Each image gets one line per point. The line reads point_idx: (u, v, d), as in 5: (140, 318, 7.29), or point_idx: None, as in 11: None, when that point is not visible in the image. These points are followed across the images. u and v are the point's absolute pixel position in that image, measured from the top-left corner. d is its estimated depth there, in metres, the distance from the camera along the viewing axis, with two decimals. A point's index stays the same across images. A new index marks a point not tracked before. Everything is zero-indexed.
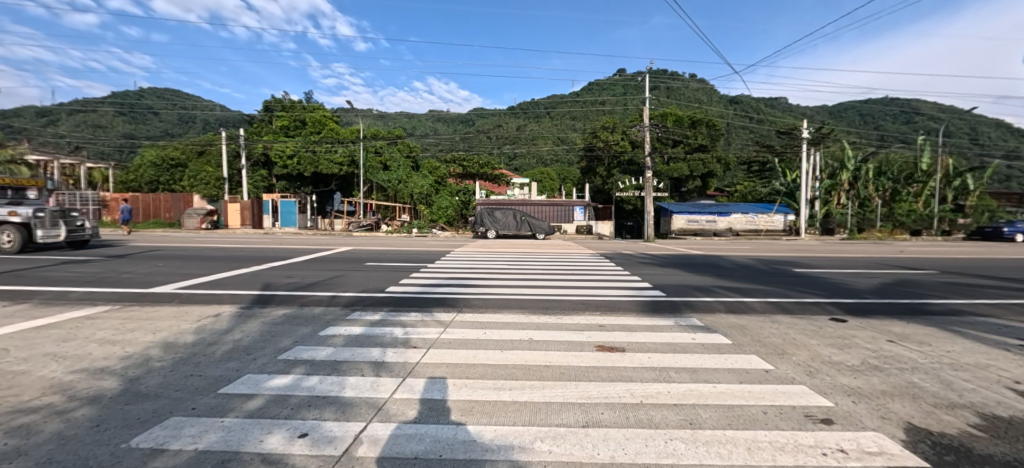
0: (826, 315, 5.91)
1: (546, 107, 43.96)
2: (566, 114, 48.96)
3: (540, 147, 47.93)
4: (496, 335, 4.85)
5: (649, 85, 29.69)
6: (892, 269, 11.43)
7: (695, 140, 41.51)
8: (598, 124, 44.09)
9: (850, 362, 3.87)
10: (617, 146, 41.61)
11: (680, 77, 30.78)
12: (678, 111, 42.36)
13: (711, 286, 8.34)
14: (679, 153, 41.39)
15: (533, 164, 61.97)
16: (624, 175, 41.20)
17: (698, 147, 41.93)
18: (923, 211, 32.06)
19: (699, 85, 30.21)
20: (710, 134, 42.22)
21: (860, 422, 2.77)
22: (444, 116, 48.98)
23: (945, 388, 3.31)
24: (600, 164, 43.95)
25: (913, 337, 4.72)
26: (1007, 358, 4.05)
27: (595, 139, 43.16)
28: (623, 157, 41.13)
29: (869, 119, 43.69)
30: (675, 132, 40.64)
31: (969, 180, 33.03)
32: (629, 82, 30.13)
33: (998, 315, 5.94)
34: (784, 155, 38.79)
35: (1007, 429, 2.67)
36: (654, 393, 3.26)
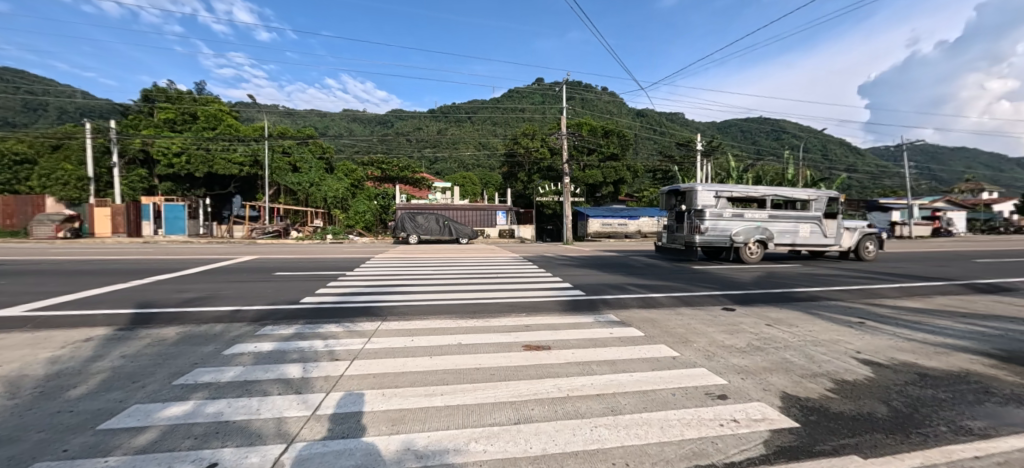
0: (719, 305, 6.77)
1: (468, 111, 43.75)
2: (488, 119, 49.62)
3: (463, 152, 47.57)
4: (425, 342, 4.75)
5: (566, 95, 31.19)
6: (768, 263, 13.40)
7: (607, 149, 44.74)
8: (519, 130, 45.37)
9: (738, 345, 4.48)
10: (537, 153, 43.10)
11: (593, 89, 32.86)
12: (593, 121, 45.54)
13: (626, 283, 9.07)
14: (593, 160, 44.31)
15: (455, 168, 61.79)
16: (543, 181, 42.38)
17: (610, 156, 45.24)
18: None
19: (610, 98, 32.80)
20: (620, 143, 45.65)
21: (748, 394, 3.24)
22: (361, 116, 46.48)
23: (809, 360, 3.99)
24: (521, 169, 44.87)
25: (785, 320, 5.63)
26: (851, 333, 5.02)
27: (516, 146, 44.36)
28: (542, 163, 42.69)
29: (747, 135, 50.80)
30: (590, 141, 43.30)
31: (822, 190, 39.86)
32: (546, 91, 31.36)
33: (844, 299, 7.34)
34: (683, 165, 43.47)
35: (853, 390, 3.32)
36: (579, 386, 3.47)
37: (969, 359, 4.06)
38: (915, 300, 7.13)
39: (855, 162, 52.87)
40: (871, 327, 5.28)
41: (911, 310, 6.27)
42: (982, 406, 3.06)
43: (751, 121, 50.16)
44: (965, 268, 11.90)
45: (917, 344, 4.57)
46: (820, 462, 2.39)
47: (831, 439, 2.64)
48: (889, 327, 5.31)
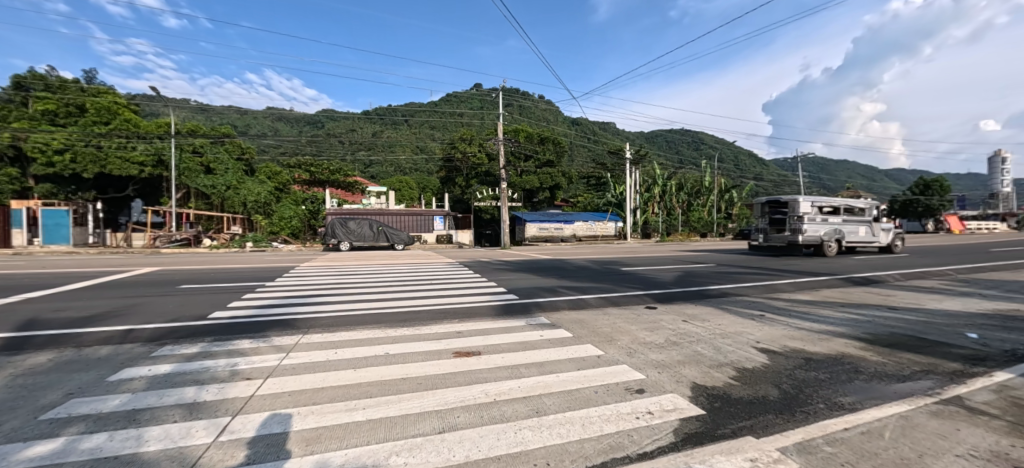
0: (642, 304, 7.22)
1: (403, 114, 42.81)
2: (425, 123, 48.94)
3: (399, 156, 46.33)
4: (349, 354, 4.52)
5: (503, 101, 31.76)
6: (687, 264, 14.57)
7: (543, 155, 45.99)
8: (456, 135, 45.28)
9: (657, 341, 4.80)
10: (475, 158, 43.15)
11: (531, 97, 33.80)
12: (529, 128, 46.87)
13: (558, 286, 9.38)
14: (530, 167, 45.31)
15: (391, 172, 60.14)
16: (482, 186, 42.55)
17: (546, 162, 46.58)
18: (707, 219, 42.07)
19: (546, 106, 33.89)
20: (556, 150, 48.04)
21: (663, 387, 3.48)
22: (287, 116, 43.57)
23: (717, 352, 4.38)
24: (459, 174, 44.67)
25: (699, 316, 6.15)
26: (753, 324, 5.61)
27: (453, 150, 44.05)
28: (480, 169, 42.85)
29: (670, 145, 55.30)
30: (526, 148, 44.38)
31: (733, 196, 44.32)
32: (484, 96, 31.67)
33: (749, 294, 8.20)
34: (614, 172, 46.16)
35: (751, 377, 3.70)
36: (506, 390, 3.50)
37: (844, 342, 4.71)
38: (805, 293, 8.14)
39: (760, 172, 59.63)
40: (769, 319, 5.93)
41: (801, 302, 7.15)
42: (850, 383, 3.55)
43: (674, 132, 54.64)
44: (843, 264, 13.86)
45: (804, 331, 5.22)
46: (722, 444, 2.61)
47: (732, 423, 2.90)
48: (783, 317, 6.00)
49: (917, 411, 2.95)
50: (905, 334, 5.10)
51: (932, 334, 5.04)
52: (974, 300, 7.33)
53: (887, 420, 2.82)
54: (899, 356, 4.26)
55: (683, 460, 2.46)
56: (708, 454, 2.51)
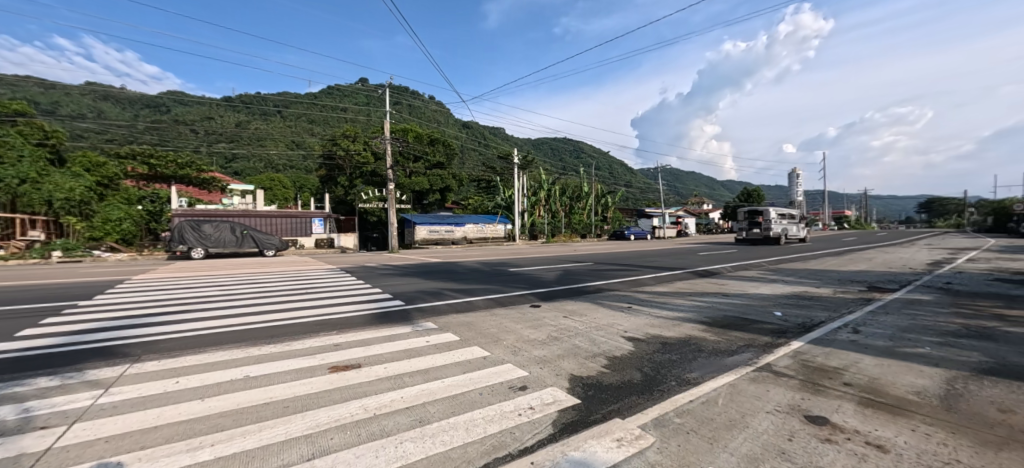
0: (527, 303, 7.59)
1: (275, 104, 38.11)
2: (302, 115, 44.32)
3: (268, 149, 40.95)
4: (197, 382, 3.81)
5: (390, 99, 30.43)
6: (567, 263, 15.81)
7: (433, 157, 45.31)
8: (337, 131, 41.63)
9: (540, 338, 5.06)
10: (359, 157, 40.25)
11: (420, 98, 33.05)
12: (418, 129, 45.42)
13: (446, 289, 9.32)
14: (419, 167, 43.80)
15: (259, 168, 53.08)
16: (367, 187, 39.96)
17: (436, 164, 46.07)
18: (586, 221, 46.28)
19: (437, 107, 33.51)
20: (446, 153, 47.41)
21: (543, 381, 3.67)
22: (111, 95, 35.25)
23: (591, 343, 4.81)
24: (342, 173, 41.45)
25: (577, 311, 6.69)
26: (621, 316, 6.30)
27: (335, 147, 40.38)
28: (365, 168, 40.17)
29: (555, 153, 59.66)
30: (415, 149, 42.92)
31: (608, 201, 49.38)
32: (370, 92, 29.85)
33: (619, 288, 9.23)
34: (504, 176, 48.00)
35: (619, 364, 4.12)
36: (388, 402, 3.32)
37: (690, 326, 5.58)
38: (662, 286, 9.47)
39: (630, 181, 68.11)
40: (634, 310, 6.74)
41: (659, 294, 8.30)
42: (694, 360, 4.21)
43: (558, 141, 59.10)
44: (687, 259, 16.59)
45: (662, 319, 6.04)
46: (594, 429, 2.84)
47: (603, 406, 3.18)
48: (644, 308, 6.89)
49: (740, 378, 3.62)
50: (733, 315, 6.28)
51: (750, 314, 6.30)
52: (775, 285, 9.46)
53: (719, 388, 3.40)
54: (728, 334, 5.22)
55: (560, 449, 2.61)
56: (582, 440, 2.71)
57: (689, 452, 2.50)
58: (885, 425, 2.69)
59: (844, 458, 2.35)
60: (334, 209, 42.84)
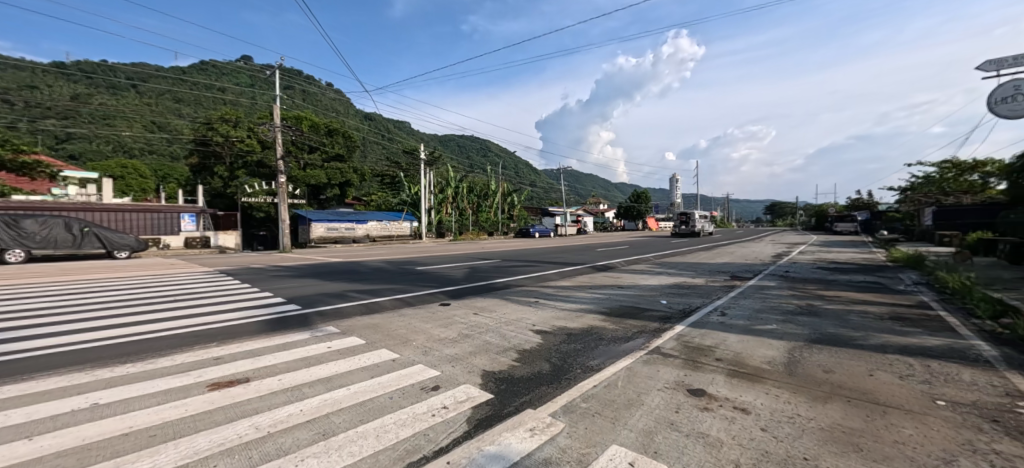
0: (437, 301, 7.44)
1: (127, 76, 31.39)
2: (166, 92, 37.29)
3: (117, 130, 33.51)
4: (14, 418, 2.93)
5: (280, 82, 27.23)
6: (475, 260, 15.89)
7: (331, 148, 40.75)
8: (213, 114, 35.68)
9: (451, 336, 4.99)
10: (241, 144, 35.00)
11: (316, 84, 30.14)
12: (314, 117, 41.00)
13: (348, 290, 8.66)
14: (315, 160, 39.71)
15: (104, 151, 43.27)
16: (252, 179, 35.21)
17: (335, 156, 41.80)
18: (493, 219, 46.97)
19: (335, 96, 31.03)
20: (346, 145, 42.76)
21: (457, 379, 3.62)
22: None
23: (502, 338, 4.89)
24: (219, 162, 35.73)
25: (487, 307, 6.76)
26: (529, 310, 6.55)
27: (209, 132, 34.84)
28: (250, 158, 35.07)
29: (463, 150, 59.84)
30: (311, 138, 38.39)
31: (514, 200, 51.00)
32: (255, 73, 26.33)
33: (527, 284, 9.60)
34: (409, 172, 46.94)
35: (528, 356, 4.26)
36: (285, 417, 2.95)
37: (591, 317, 6.02)
38: (565, 280, 10.07)
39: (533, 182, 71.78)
40: (540, 304, 7.06)
41: (564, 288, 8.80)
42: (596, 348, 4.54)
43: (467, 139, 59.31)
44: (586, 255, 17.93)
45: (566, 312, 6.41)
46: (508, 422, 2.88)
47: (516, 399, 3.24)
48: (550, 302, 7.24)
49: (635, 361, 4.01)
50: (627, 305, 6.94)
51: (640, 303, 7.03)
52: (659, 277, 10.73)
53: (619, 372, 3.71)
54: (623, 322, 5.76)
55: (476, 445, 2.59)
56: (497, 434, 2.72)
57: (595, 433, 2.68)
58: (745, 391, 3.22)
59: (718, 422, 2.75)
60: (208, 203, 36.84)
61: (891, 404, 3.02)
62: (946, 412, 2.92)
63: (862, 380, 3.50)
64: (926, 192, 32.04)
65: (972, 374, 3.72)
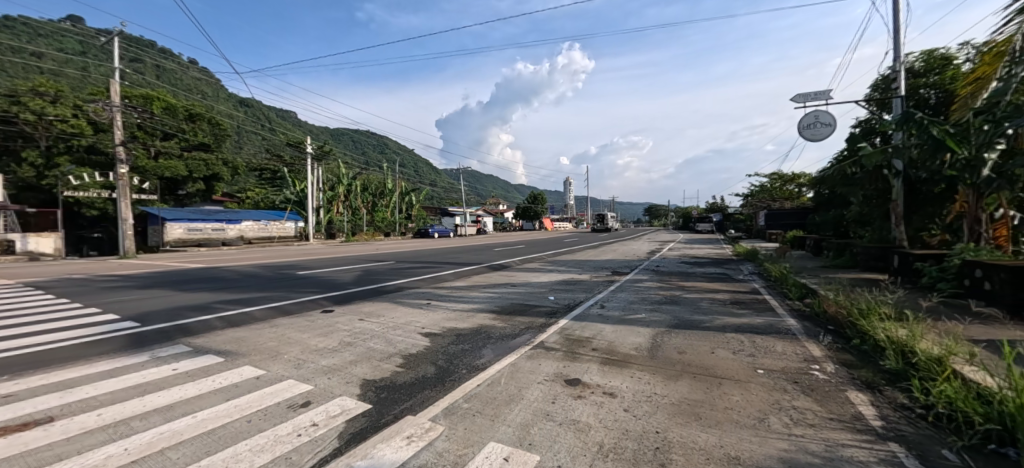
0: (318, 308, 6.83)
1: None
2: None
3: None
4: None
5: (123, 52, 22.64)
6: (367, 262, 15.01)
7: (193, 136, 34.86)
8: (22, 84, 28.01)
9: (330, 345, 4.60)
10: (64, 125, 28.01)
11: (176, 60, 25.84)
12: (170, 97, 34.38)
13: (208, 301, 7.46)
14: (171, 147, 33.00)
15: None
16: (81, 168, 28.52)
17: (199, 146, 35.50)
18: (391, 219, 45.67)
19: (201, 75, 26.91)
20: (213, 132, 37.13)
21: (331, 392, 3.33)
22: None
23: (388, 344, 4.67)
24: (31, 146, 27.81)
25: (374, 312, 6.42)
26: (420, 313, 6.39)
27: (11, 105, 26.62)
28: (78, 142, 28.52)
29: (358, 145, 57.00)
30: (167, 123, 32.17)
31: (412, 199, 50.48)
32: (86, 38, 21.52)
33: (420, 285, 9.37)
34: (292, 167, 43.50)
35: (414, 360, 4.13)
36: (97, 462, 2.38)
37: (482, 316, 6.10)
38: (460, 280, 10.06)
39: (432, 181, 71.84)
40: (432, 305, 6.94)
41: (458, 288, 8.78)
42: (483, 347, 4.59)
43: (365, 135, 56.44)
44: (483, 255, 18.16)
45: (458, 312, 6.41)
46: (384, 432, 2.72)
47: (395, 406, 3.09)
48: (443, 303, 7.16)
49: (519, 357, 4.13)
50: (518, 302, 7.19)
51: (530, 300, 7.37)
52: (550, 274, 11.40)
53: (503, 369, 3.78)
54: (512, 319, 5.94)
55: (346, 462, 2.39)
56: (369, 447, 2.54)
57: (474, 433, 2.67)
58: (615, 376, 3.53)
59: (588, 407, 2.95)
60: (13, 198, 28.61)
61: (725, 375, 3.58)
62: (764, 378, 3.56)
63: (706, 357, 4.09)
64: (759, 198, 39.47)
65: (783, 345, 4.61)
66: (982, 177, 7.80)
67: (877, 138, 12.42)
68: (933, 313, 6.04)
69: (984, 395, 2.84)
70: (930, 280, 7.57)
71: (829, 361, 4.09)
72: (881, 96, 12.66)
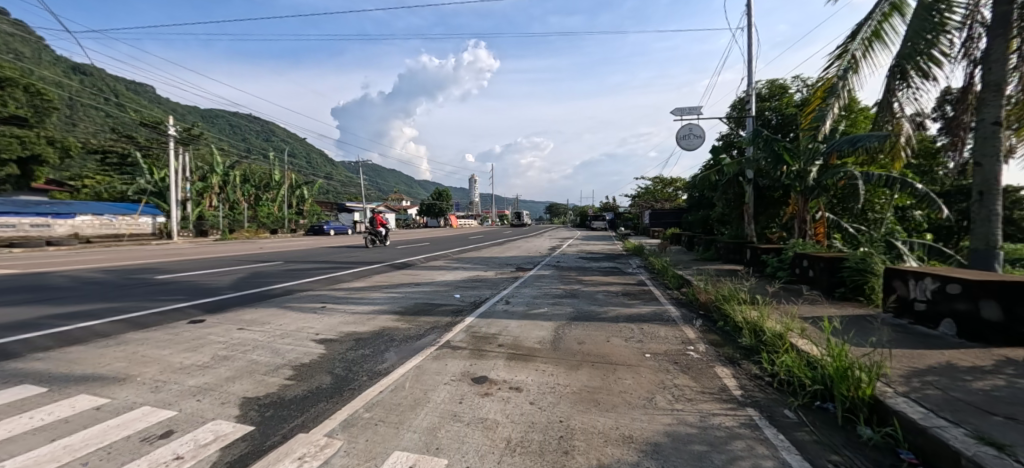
0: (184, 319, 5.82)
1: None
2: None
3: None
4: None
5: None
6: (247, 263, 13.26)
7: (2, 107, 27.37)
8: None
9: (200, 362, 3.95)
10: None
11: None
12: None
13: (19, 317, 5.83)
14: None
15: None
16: None
17: (13, 119, 28.22)
18: (278, 215, 41.51)
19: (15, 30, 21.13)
20: (35, 105, 29.69)
21: (201, 417, 2.84)
22: None
23: (275, 355, 4.17)
24: None
25: (257, 320, 5.69)
26: (314, 318, 5.85)
27: None
28: None
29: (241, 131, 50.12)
30: None
31: (303, 192, 46.51)
32: None
33: (313, 288, 8.57)
34: (149, 151, 36.46)
35: (306, 371, 3.75)
36: None
37: (385, 318, 5.81)
38: (360, 281, 9.44)
39: (329, 174, 66.53)
40: (329, 309, 6.41)
41: (358, 290, 8.23)
42: (386, 351, 4.36)
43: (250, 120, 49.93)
44: (384, 253, 17.30)
45: (357, 315, 6.01)
46: (269, 456, 2.40)
47: (283, 425, 2.76)
48: (341, 306, 6.65)
49: (424, 358, 4.02)
50: (423, 302, 7.01)
51: (435, 299, 7.24)
52: (456, 272, 11.33)
53: (407, 373, 3.64)
54: (417, 319, 5.78)
55: None
56: None
57: (377, 444, 2.51)
58: (520, 371, 3.62)
59: (495, 404, 2.98)
60: None
61: (618, 362, 3.92)
62: (651, 362, 3.97)
63: (603, 346, 4.42)
64: (644, 199, 44.55)
65: (665, 330, 5.22)
66: (808, 185, 9.70)
67: (734, 150, 14.81)
68: (775, 296, 7.37)
69: (810, 362, 3.54)
70: (773, 269, 9.25)
71: (701, 342, 4.73)
72: (738, 115, 15.11)
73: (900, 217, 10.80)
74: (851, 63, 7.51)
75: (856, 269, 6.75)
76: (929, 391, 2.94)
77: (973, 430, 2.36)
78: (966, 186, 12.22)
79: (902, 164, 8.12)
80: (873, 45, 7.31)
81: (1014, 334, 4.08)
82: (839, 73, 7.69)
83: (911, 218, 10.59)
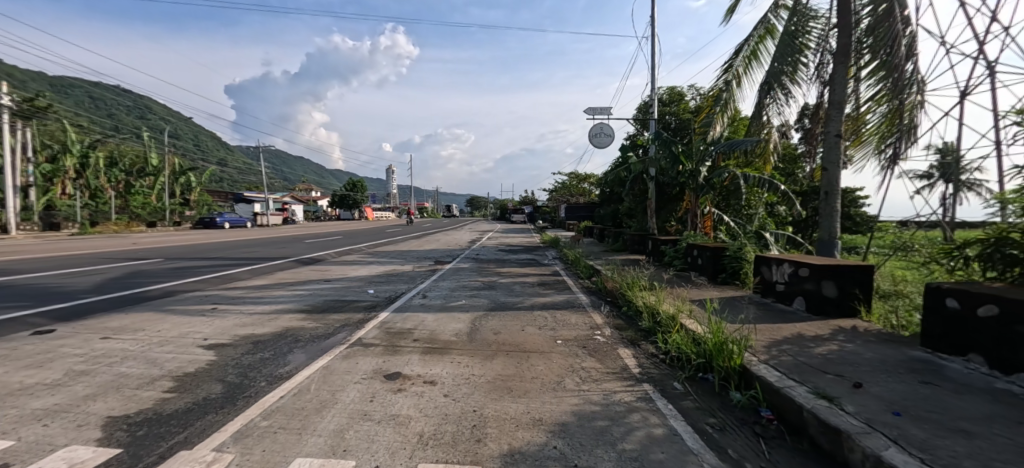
0: (23, 330, 4.77)
1: None
2: None
3: None
4: None
5: None
6: (116, 261, 11.27)
7: None
8: None
9: (47, 380, 3.30)
10: None
11: None
12: None
13: None
14: None
15: None
16: None
17: None
18: (157, 205, 35.70)
19: None
20: None
21: (47, 445, 2.38)
22: None
23: (149, 366, 3.63)
24: None
25: (127, 327, 4.89)
26: (202, 321, 5.20)
27: None
28: None
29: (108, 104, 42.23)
30: None
31: (190, 179, 40.84)
32: None
33: (203, 288, 7.58)
34: None
35: (190, 382, 3.33)
36: None
37: (288, 318, 5.36)
38: (262, 279, 8.57)
39: (226, 161, 59.09)
40: (222, 311, 5.74)
41: (259, 289, 7.48)
42: (289, 353, 4.05)
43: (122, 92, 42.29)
44: (291, 248, 15.86)
45: (257, 316, 5.48)
46: None
47: (161, 443, 2.43)
48: (237, 308, 5.99)
49: (333, 358, 3.81)
50: (334, 299, 6.60)
51: (347, 296, 6.87)
52: (371, 267, 10.83)
53: (312, 374, 3.42)
54: (326, 318, 5.44)
55: None
56: None
57: (276, 453, 2.32)
58: (435, 365, 3.60)
59: (408, 400, 2.93)
60: None
61: (531, 349, 4.09)
62: (562, 347, 4.20)
63: (517, 335, 4.58)
64: (562, 194, 46.79)
65: (575, 317, 5.56)
66: (699, 183, 11.00)
67: (639, 150, 16.19)
68: (670, 282, 8.25)
69: (695, 339, 4.03)
70: (669, 258, 10.31)
71: (606, 326, 5.12)
72: (642, 118, 16.61)
73: (771, 212, 12.60)
74: (734, 77, 8.61)
75: (734, 256, 7.84)
76: (783, 357, 3.53)
77: (812, 387, 2.89)
78: (817, 187, 14.68)
79: (769, 167, 9.62)
80: (751, 63, 8.44)
81: (845, 308, 5.06)
82: (724, 85, 8.79)
83: (777, 213, 12.43)
